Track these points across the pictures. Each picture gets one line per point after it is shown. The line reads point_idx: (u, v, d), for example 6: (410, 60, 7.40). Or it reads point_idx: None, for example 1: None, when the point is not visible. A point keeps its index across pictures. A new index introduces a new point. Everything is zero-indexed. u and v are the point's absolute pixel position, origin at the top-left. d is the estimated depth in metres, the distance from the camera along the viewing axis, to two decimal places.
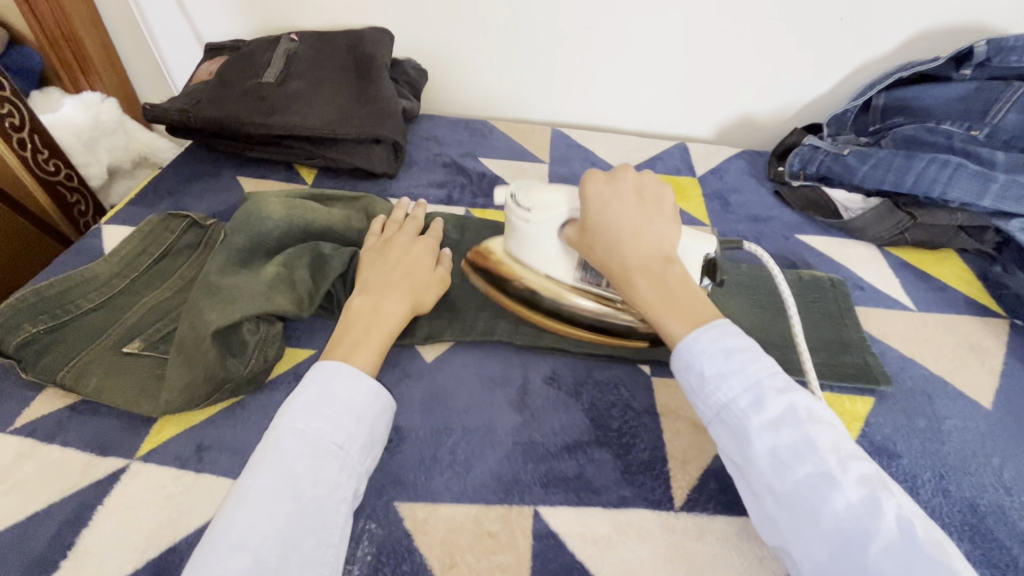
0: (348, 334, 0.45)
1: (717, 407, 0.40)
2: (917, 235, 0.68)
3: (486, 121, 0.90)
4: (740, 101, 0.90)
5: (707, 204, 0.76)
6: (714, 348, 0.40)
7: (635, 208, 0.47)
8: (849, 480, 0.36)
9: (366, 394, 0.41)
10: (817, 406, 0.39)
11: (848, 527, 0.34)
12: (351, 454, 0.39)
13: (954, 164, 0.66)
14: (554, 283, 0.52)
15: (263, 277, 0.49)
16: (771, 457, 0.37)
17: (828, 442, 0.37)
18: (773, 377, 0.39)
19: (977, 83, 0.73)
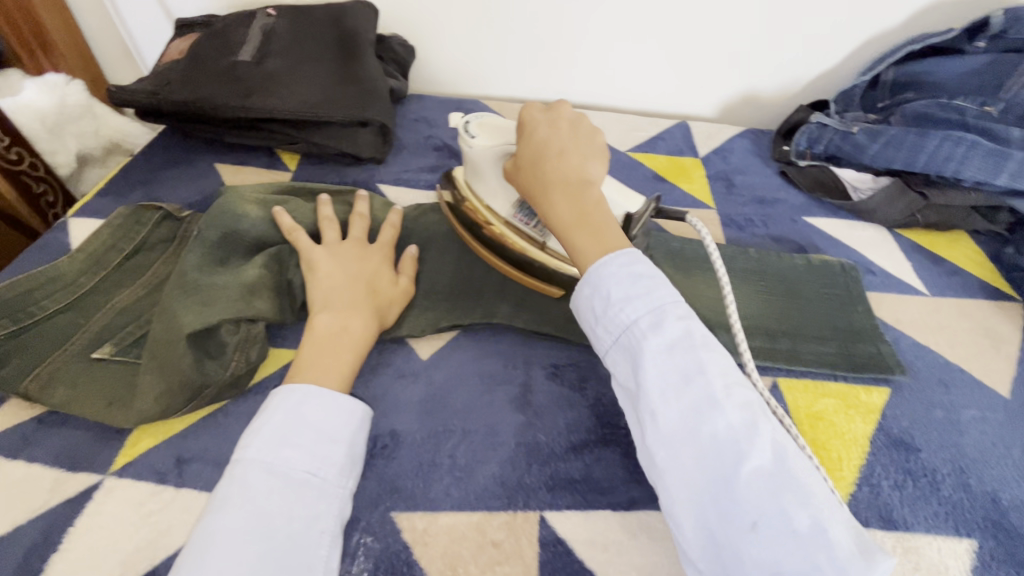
0: (317, 355, 0.42)
1: (620, 330, 0.39)
2: (929, 217, 0.66)
3: (477, 101, 0.86)
4: (743, 77, 0.86)
5: (711, 186, 0.73)
6: (625, 272, 0.39)
7: (566, 137, 0.46)
8: (733, 406, 0.35)
9: (337, 415, 0.39)
10: (712, 337, 0.38)
11: (725, 450, 0.33)
12: (329, 479, 0.37)
13: (970, 141, 0.63)
14: (493, 218, 0.51)
15: (244, 279, 0.46)
16: (662, 382, 0.36)
17: (718, 369, 0.36)
18: (676, 305, 0.38)
19: (992, 57, 0.70)
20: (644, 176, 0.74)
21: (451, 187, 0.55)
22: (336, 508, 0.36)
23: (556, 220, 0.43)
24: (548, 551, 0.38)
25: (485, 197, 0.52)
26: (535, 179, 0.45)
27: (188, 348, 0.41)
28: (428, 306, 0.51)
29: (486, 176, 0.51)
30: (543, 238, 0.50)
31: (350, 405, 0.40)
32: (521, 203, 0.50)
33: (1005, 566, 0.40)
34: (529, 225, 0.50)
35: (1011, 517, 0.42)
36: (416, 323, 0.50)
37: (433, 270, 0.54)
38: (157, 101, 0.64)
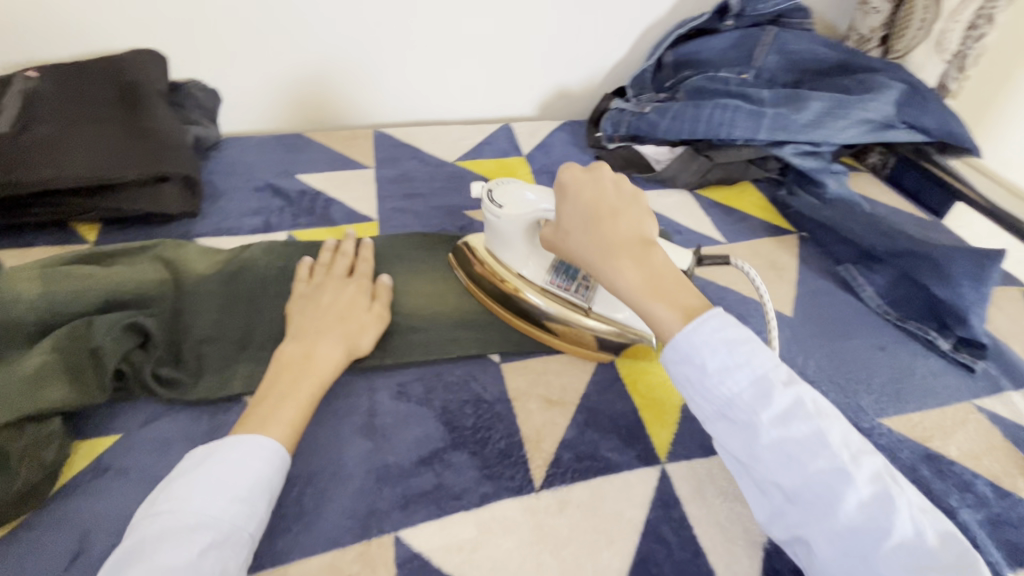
0: (281, 390, 0.43)
1: (722, 403, 0.38)
2: (716, 174, 0.76)
3: (300, 134, 0.84)
4: (551, 75, 0.93)
5: (536, 181, 0.78)
6: (717, 340, 0.38)
7: (614, 196, 0.45)
8: (863, 475, 0.35)
9: (251, 454, 0.39)
10: (818, 397, 0.38)
11: (860, 524, 0.34)
12: (236, 525, 0.36)
13: (734, 106, 0.74)
14: (521, 282, 0.53)
15: (22, 372, 0.42)
16: (781, 454, 0.36)
17: (836, 435, 0.36)
18: (778, 370, 0.38)
19: (740, 32, 0.83)
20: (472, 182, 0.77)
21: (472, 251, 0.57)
22: (241, 553, 0.36)
23: (629, 286, 0.41)
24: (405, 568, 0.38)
25: (516, 264, 0.53)
26: (595, 249, 0.42)
27: None
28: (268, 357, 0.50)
29: (514, 242, 0.53)
30: (585, 302, 0.51)
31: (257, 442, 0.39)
32: (555, 267, 0.52)
33: None
34: (564, 289, 0.52)
35: None
36: (257, 378, 0.49)
37: (271, 318, 0.53)
38: None
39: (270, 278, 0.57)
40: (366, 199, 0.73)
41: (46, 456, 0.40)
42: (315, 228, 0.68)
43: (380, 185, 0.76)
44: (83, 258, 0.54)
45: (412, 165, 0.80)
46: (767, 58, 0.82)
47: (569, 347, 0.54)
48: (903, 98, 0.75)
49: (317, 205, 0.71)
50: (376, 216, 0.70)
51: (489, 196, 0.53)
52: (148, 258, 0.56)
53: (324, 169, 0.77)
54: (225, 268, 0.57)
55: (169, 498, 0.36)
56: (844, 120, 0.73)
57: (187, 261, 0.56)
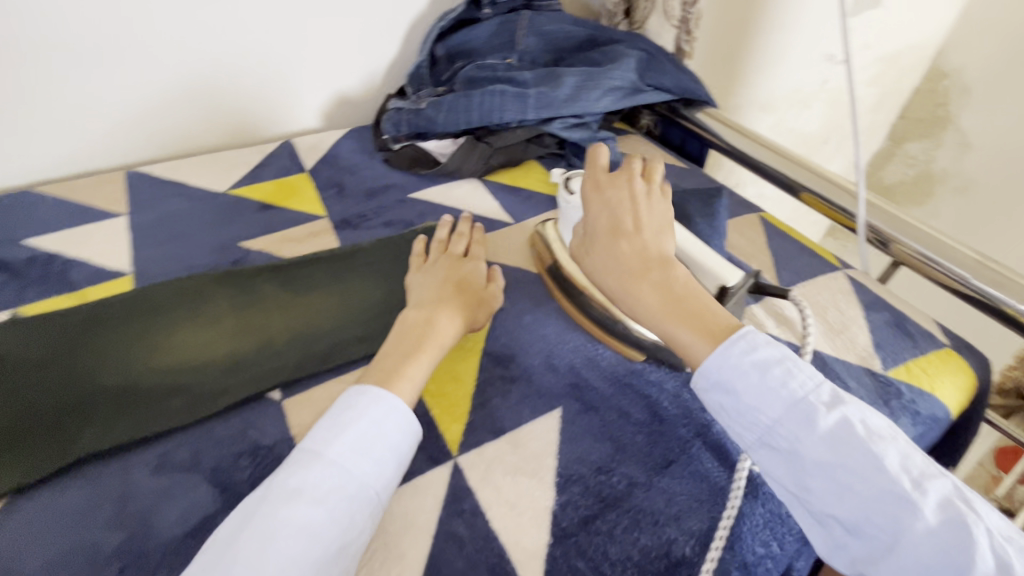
0: (397, 356, 0.47)
1: (760, 431, 0.40)
2: (499, 159, 0.78)
3: (29, 190, 0.71)
4: (326, 82, 0.89)
5: (321, 195, 0.74)
6: (748, 363, 0.39)
7: (637, 207, 0.47)
8: (929, 503, 0.34)
9: (387, 407, 0.42)
10: (866, 417, 0.38)
11: (932, 559, 0.33)
12: (362, 475, 0.39)
13: (499, 91, 0.76)
14: (581, 269, 0.57)
15: None
16: (834, 483, 0.37)
17: (895, 461, 0.36)
18: (817, 393, 0.39)
19: (499, 20, 0.86)
20: (248, 210, 0.71)
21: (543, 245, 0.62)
22: (367, 513, 0.38)
23: (653, 308, 0.43)
24: None
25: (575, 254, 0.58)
26: (619, 275, 0.45)
27: None
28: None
29: (578, 225, 0.57)
30: None
31: (359, 397, 0.43)
32: None
33: (584, 416, 0.49)
34: None
35: (586, 373, 0.53)
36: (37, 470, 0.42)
37: (87, 376, 0.48)
38: None
39: None
40: (118, 251, 0.64)
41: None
42: (50, 298, 0.58)
43: (135, 233, 0.67)
44: None
45: (176, 202, 0.72)
46: (528, 41, 0.86)
47: (351, 365, 0.53)
48: (644, 64, 0.83)
49: (52, 271, 0.61)
50: (131, 268, 0.62)
51: (566, 185, 0.57)
52: None
53: (62, 226, 0.66)
54: None
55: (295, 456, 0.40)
56: (597, 91, 0.78)
57: None
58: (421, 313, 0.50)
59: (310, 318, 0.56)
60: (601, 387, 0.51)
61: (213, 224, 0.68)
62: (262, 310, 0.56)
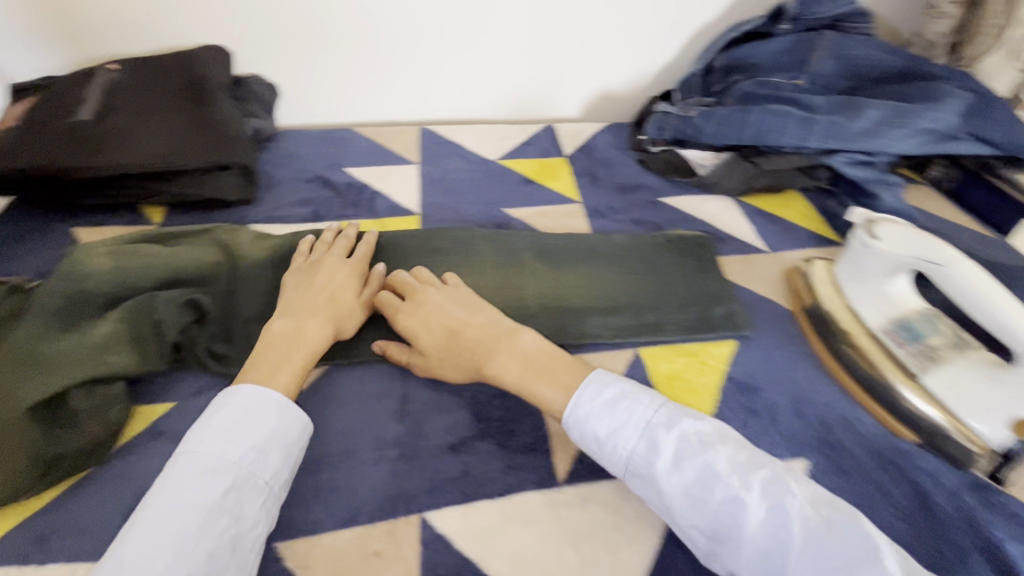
0: (268, 361, 0.45)
1: (622, 462, 0.42)
2: (765, 181, 0.74)
3: (350, 129, 0.87)
4: (597, 77, 0.93)
5: (576, 181, 0.78)
6: (597, 404, 0.43)
7: (467, 297, 0.51)
8: (755, 497, 0.37)
9: (256, 404, 0.41)
10: (699, 430, 0.41)
11: (770, 544, 0.36)
12: (240, 465, 0.39)
13: (784, 112, 0.72)
14: (856, 322, 0.52)
15: (93, 338, 0.46)
16: (687, 495, 0.39)
17: (727, 463, 0.39)
18: (657, 413, 0.42)
19: (795, 37, 0.81)
20: (512, 181, 0.78)
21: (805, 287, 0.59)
22: (256, 504, 0.38)
23: (516, 369, 0.46)
24: (427, 549, 0.40)
25: (854, 299, 0.54)
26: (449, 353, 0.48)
27: (31, 422, 0.41)
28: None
29: (866, 274, 0.52)
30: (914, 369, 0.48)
31: (242, 404, 0.41)
32: (897, 321, 0.51)
33: (832, 477, 0.45)
34: (897, 345, 0.50)
35: (839, 432, 0.48)
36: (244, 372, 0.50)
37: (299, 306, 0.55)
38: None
39: None
40: (408, 194, 0.75)
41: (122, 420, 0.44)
42: (360, 219, 0.70)
43: (422, 180, 0.78)
44: (155, 235, 0.58)
45: (455, 160, 0.82)
46: (823, 63, 0.79)
47: (597, 347, 0.55)
48: (970, 108, 0.72)
49: (363, 197, 0.74)
50: (417, 211, 0.72)
51: (867, 226, 0.51)
52: (208, 237, 0.59)
53: (371, 162, 0.80)
54: (278, 253, 0.58)
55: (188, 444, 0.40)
56: (901, 129, 0.70)
57: (244, 242, 0.59)
58: (411, 327, 0.49)
59: (565, 295, 0.59)
60: (856, 454, 0.47)
61: (482, 187, 0.76)
62: (518, 274, 0.61)
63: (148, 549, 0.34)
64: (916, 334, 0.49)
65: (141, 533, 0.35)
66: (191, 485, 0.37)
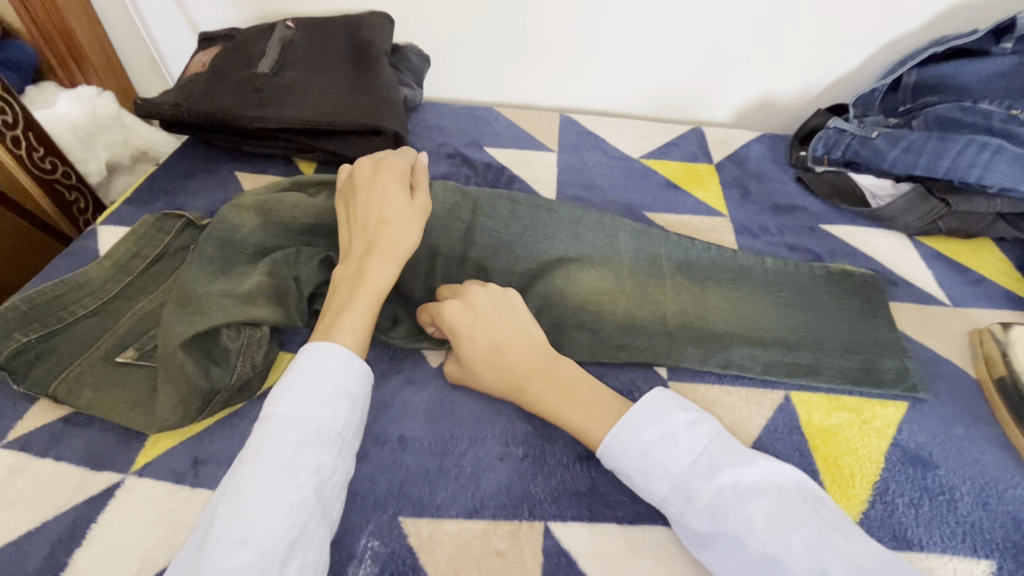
0: (335, 307, 0.45)
1: (657, 503, 0.38)
2: (952, 223, 0.64)
3: (491, 108, 0.87)
4: (759, 81, 0.85)
5: (725, 193, 0.72)
6: (636, 444, 0.39)
7: (496, 321, 0.46)
8: (804, 561, 0.32)
9: (325, 357, 0.41)
10: (741, 479, 0.36)
11: None
12: (313, 424, 0.38)
13: (994, 146, 0.62)
14: None
15: (241, 288, 0.47)
16: (722, 550, 0.35)
17: (762, 517, 0.34)
18: (693, 463, 0.38)
19: (1019, 58, 0.68)
20: (654, 183, 0.73)
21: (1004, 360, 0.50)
22: (333, 455, 0.38)
23: (551, 400, 0.43)
24: (550, 562, 0.38)
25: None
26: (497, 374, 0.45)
27: (187, 356, 0.43)
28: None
29: None
30: None
31: (308, 359, 0.41)
32: None
33: None
34: None
35: None
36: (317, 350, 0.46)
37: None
38: (181, 113, 0.66)
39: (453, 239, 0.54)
40: (545, 182, 0.73)
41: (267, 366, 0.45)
42: None
43: (559, 170, 0.75)
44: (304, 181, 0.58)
45: (594, 154, 0.79)
46: None
47: (747, 381, 0.50)
48: None
49: (500, 180, 0.73)
50: (553, 201, 0.70)
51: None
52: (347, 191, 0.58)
53: (509, 145, 0.79)
54: None
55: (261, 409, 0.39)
56: None
57: None
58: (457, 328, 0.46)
59: (708, 317, 0.53)
60: None
61: (621, 185, 0.73)
62: (659, 284, 0.55)
63: (231, 508, 0.34)
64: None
65: (227, 490, 0.35)
66: (269, 445, 0.36)
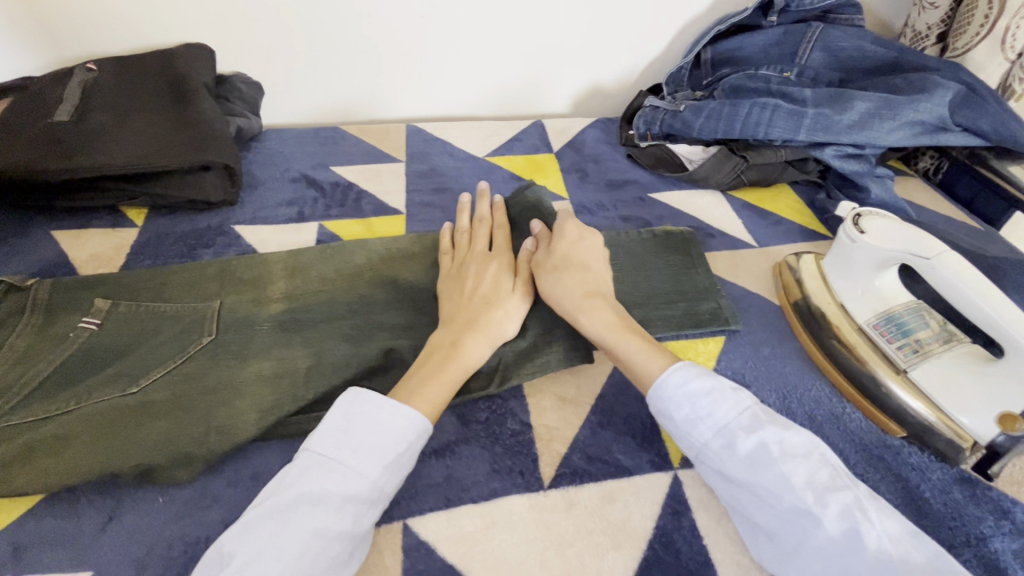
0: (422, 369, 0.44)
1: (695, 450, 0.41)
2: (752, 175, 0.74)
3: (336, 127, 0.86)
4: (586, 72, 0.92)
5: (564, 178, 0.77)
6: (683, 393, 0.42)
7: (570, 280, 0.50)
8: (830, 515, 0.36)
9: (417, 430, 0.41)
10: (787, 440, 0.39)
11: (832, 561, 0.35)
12: (380, 485, 0.39)
13: (772, 105, 0.71)
14: (847, 318, 0.52)
15: (212, 379, 0.46)
16: (753, 497, 0.38)
17: (799, 476, 0.38)
18: (738, 418, 0.41)
19: (784, 29, 0.79)
20: (501, 178, 0.77)
21: (797, 290, 0.57)
22: (372, 517, 0.38)
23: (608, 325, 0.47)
24: (410, 556, 0.39)
25: (843, 295, 0.53)
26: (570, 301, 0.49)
27: (121, 443, 0.41)
28: (276, 342, 0.49)
29: (858, 269, 0.52)
30: (905, 366, 0.47)
31: (413, 430, 0.40)
32: (887, 317, 0.50)
33: None
34: (884, 341, 0.49)
35: (825, 428, 0.47)
36: (191, 436, 0.43)
37: (266, 348, 0.49)
38: None
39: (319, 283, 0.55)
40: (394, 193, 0.74)
41: (141, 453, 0.41)
42: (346, 219, 0.70)
43: (409, 179, 0.77)
44: (236, 263, 0.56)
45: (442, 159, 0.81)
46: (812, 56, 0.79)
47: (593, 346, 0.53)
48: (959, 99, 0.71)
49: (348, 197, 0.73)
50: (403, 209, 0.71)
51: (854, 219, 0.52)
52: (270, 265, 0.56)
53: (357, 161, 0.79)
54: (305, 284, 0.55)
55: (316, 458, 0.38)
56: (892, 122, 0.69)
57: (253, 265, 0.56)
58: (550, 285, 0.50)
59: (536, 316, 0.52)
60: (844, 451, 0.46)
61: (469, 185, 0.76)
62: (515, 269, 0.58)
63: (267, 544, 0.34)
64: (905, 329, 0.49)
65: (264, 521, 0.35)
66: (316, 486, 0.37)
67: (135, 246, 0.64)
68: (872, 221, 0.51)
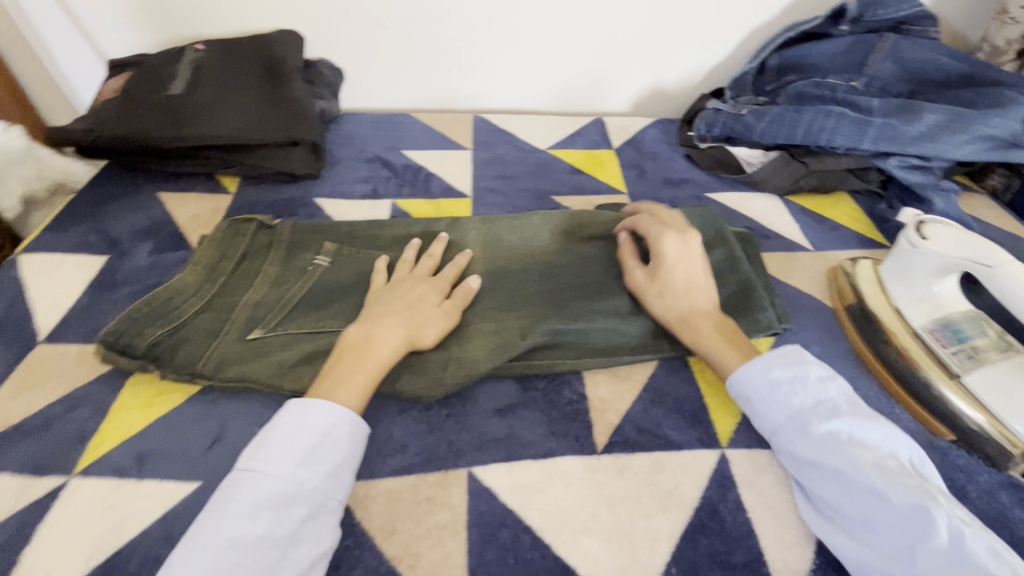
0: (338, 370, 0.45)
1: (772, 433, 0.44)
2: (812, 181, 0.75)
3: (407, 113, 0.92)
4: (650, 73, 0.94)
5: (623, 173, 0.80)
6: (763, 380, 0.45)
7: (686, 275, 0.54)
8: (896, 490, 0.38)
9: (336, 428, 0.42)
10: (860, 428, 0.42)
11: (898, 531, 0.37)
12: (317, 495, 0.39)
13: (837, 113, 0.72)
14: (902, 322, 0.53)
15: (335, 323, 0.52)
16: (823, 474, 0.41)
17: (866, 458, 0.40)
18: (815, 405, 0.43)
19: (855, 38, 0.80)
20: (561, 170, 0.81)
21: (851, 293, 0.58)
22: (324, 524, 0.39)
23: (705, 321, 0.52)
24: (474, 498, 0.43)
25: (900, 300, 0.54)
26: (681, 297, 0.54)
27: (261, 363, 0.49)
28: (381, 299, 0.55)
29: (915, 274, 0.53)
30: (959, 372, 0.48)
31: (324, 434, 0.42)
32: (943, 323, 0.51)
33: None
34: (941, 346, 0.50)
35: None
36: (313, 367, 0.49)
37: None
38: (95, 138, 0.67)
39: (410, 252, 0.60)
40: (461, 177, 0.79)
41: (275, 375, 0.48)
42: (416, 198, 0.74)
43: (474, 166, 0.81)
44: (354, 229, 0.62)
45: (506, 149, 0.85)
46: (882, 66, 0.78)
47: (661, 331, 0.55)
48: None
49: (418, 179, 0.78)
50: (469, 193, 0.76)
51: (916, 225, 0.53)
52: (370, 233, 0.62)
53: (426, 147, 0.84)
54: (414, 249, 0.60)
55: (240, 472, 0.39)
56: (961, 134, 0.69)
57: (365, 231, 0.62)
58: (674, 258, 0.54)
59: (621, 317, 0.53)
60: None
61: (531, 175, 0.79)
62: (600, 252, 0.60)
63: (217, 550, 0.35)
64: (961, 334, 0.50)
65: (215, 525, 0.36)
66: (250, 498, 0.38)
67: (229, 210, 0.70)
68: (935, 228, 0.52)
